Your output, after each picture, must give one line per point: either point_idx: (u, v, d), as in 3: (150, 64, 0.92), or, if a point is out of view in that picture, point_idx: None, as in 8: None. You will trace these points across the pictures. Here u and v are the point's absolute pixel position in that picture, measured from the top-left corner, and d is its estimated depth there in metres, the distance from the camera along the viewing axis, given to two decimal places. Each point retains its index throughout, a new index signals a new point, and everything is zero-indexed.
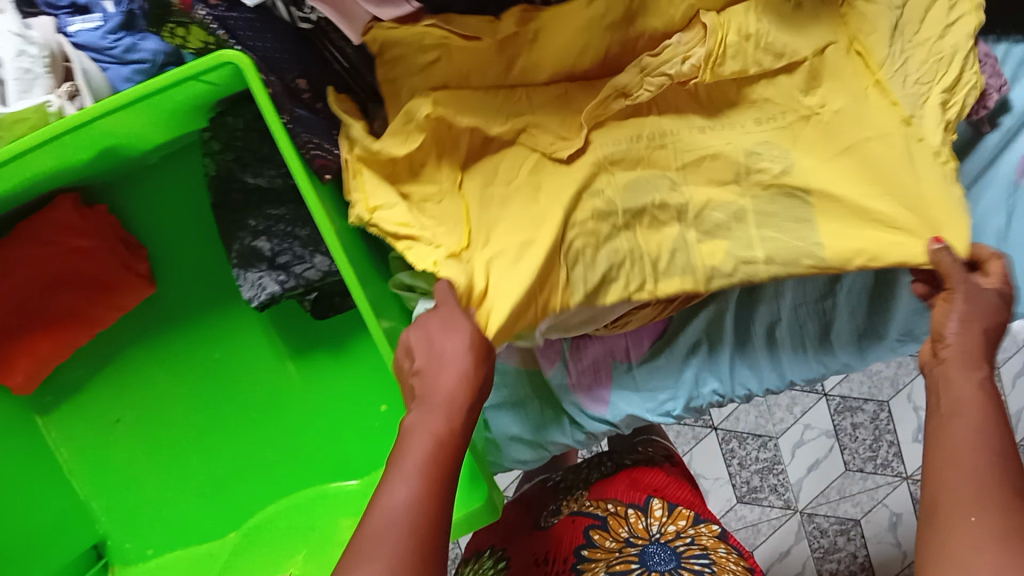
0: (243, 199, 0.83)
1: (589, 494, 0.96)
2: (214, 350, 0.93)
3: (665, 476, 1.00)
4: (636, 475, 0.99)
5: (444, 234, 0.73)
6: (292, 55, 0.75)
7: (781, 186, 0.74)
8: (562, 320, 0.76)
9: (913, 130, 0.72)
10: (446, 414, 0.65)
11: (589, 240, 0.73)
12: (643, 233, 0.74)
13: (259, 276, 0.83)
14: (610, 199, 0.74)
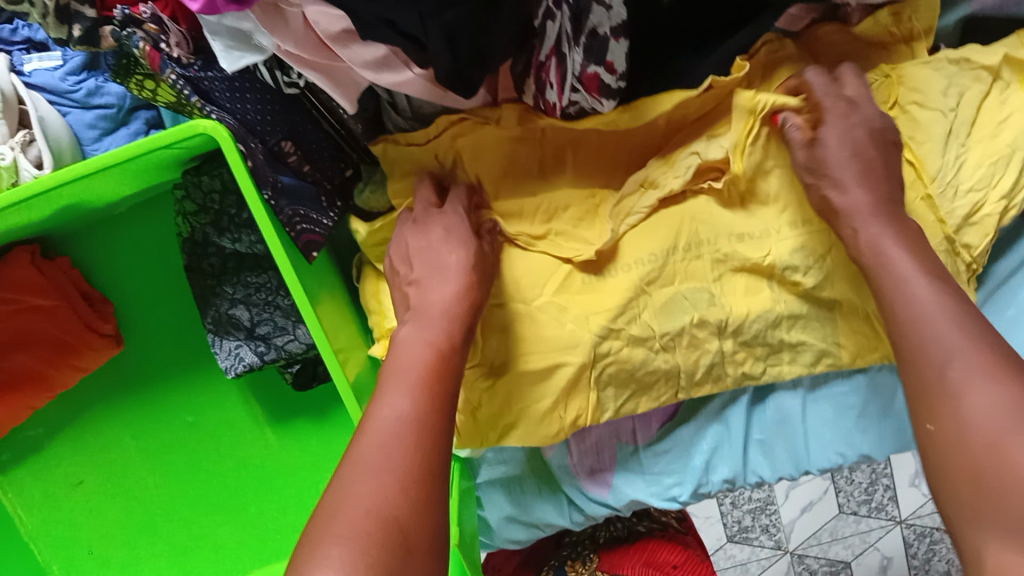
0: (219, 264, 0.75)
1: (601, 564, 0.99)
2: (185, 412, 0.86)
3: (681, 545, 1.01)
4: (651, 546, 1.01)
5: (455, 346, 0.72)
6: (277, 118, 0.67)
7: (816, 296, 0.74)
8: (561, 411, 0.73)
9: (952, 239, 0.71)
10: (434, 321, 0.63)
11: (625, 339, 0.72)
12: (682, 352, 0.74)
13: (236, 346, 0.77)
14: (645, 324, 0.73)
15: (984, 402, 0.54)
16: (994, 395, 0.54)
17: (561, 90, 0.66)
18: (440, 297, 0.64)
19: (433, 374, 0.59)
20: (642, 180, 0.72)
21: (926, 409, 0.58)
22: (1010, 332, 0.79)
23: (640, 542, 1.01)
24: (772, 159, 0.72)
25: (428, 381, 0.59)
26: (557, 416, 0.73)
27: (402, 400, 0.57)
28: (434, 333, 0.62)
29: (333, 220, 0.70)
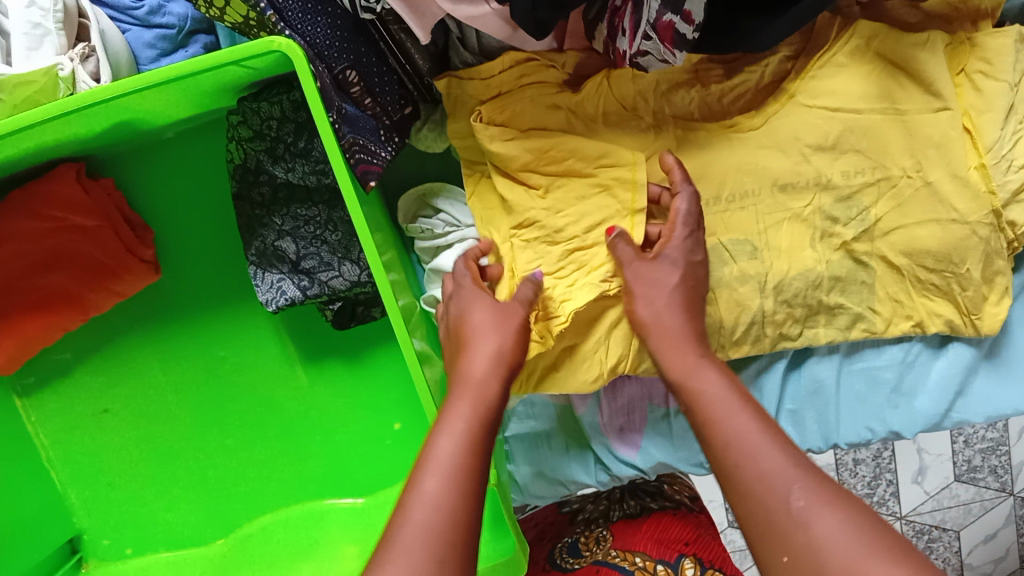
0: (269, 194, 0.75)
1: (613, 542, 0.98)
2: (217, 346, 0.84)
3: (692, 524, 0.99)
4: (662, 522, 0.99)
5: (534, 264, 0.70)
6: (345, 44, 0.66)
7: (852, 251, 0.75)
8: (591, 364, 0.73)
9: (996, 210, 0.73)
10: (480, 398, 0.61)
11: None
12: (723, 307, 0.75)
13: (279, 279, 0.76)
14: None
15: (832, 530, 0.48)
16: (838, 525, 0.48)
17: (633, 36, 0.66)
18: (480, 369, 0.64)
19: (471, 450, 0.57)
20: (729, 126, 0.74)
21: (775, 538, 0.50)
22: None
23: (653, 517, 1.00)
24: (830, 121, 0.72)
25: (463, 468, 0.55)
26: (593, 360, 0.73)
27: (433, 481, 0.54)
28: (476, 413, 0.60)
29: (390, 154, 0.70)
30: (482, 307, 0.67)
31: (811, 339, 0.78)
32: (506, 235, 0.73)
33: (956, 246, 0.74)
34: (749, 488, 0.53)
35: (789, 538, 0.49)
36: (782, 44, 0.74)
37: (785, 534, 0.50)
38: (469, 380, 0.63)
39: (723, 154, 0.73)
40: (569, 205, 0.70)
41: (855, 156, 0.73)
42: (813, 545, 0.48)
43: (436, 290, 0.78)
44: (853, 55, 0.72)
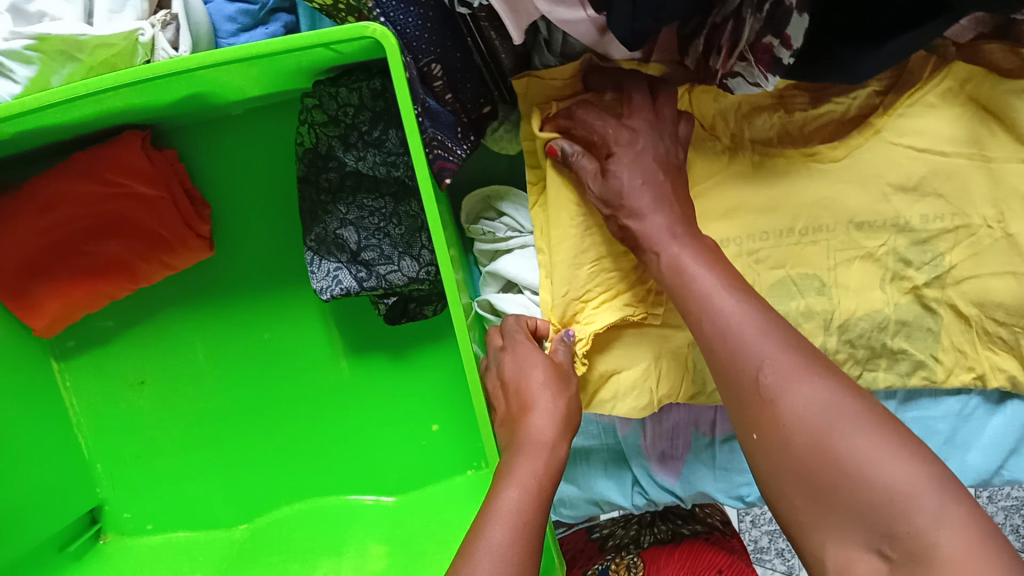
0: (336, 180, 0.73)
1: (644, 570, 0.97)
2: (263, 329, 0.83)
3: (727, 551, 0.98)
4: (694, 549, 0.98)
5: (562, 285, 0.71)
6: (435, 38, 0.66)
7: (921, 296, 0.74)
8: (629, 386, 0.73)
9: None
10: (542, 458, 0.63)
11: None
12: None
13: (336, 268, 0.75)
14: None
15: (807, 400, 0.53)
16: (814, 394, 0.53)
17: (727, 54, 0.65)
18: (548, 431, 0.65)
19: (535, 505, 0.59)
20: (809, 154, 0.71)
21: (818, 466, 0.51)
22: None
23: (684, 544, 0.99)
24: (914, 159, 0.71)
25: (525, 519, 0.58)
26: (641, 381, 0.73)
27: (498, 533, 0.56)
28: (539, 467, 0.62)
29: (465, 153, 0.69)
30: (539, 367, 0.68)
31: (869, 381, 0.77)
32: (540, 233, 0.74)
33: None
34: (731, 361, 0.58)
35: (761, 420, 0.55)
36: (873, 79, 0.72)
37: (762, 412, 0.55)
38: (534, 441, 0.64)
39: (802, 184, 0.72)
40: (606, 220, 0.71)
41: (936, 200, 0.71)
42: (869, 462, 0.49)
43: (492, 293, 0.77)
44: (944, 97, 0.70)
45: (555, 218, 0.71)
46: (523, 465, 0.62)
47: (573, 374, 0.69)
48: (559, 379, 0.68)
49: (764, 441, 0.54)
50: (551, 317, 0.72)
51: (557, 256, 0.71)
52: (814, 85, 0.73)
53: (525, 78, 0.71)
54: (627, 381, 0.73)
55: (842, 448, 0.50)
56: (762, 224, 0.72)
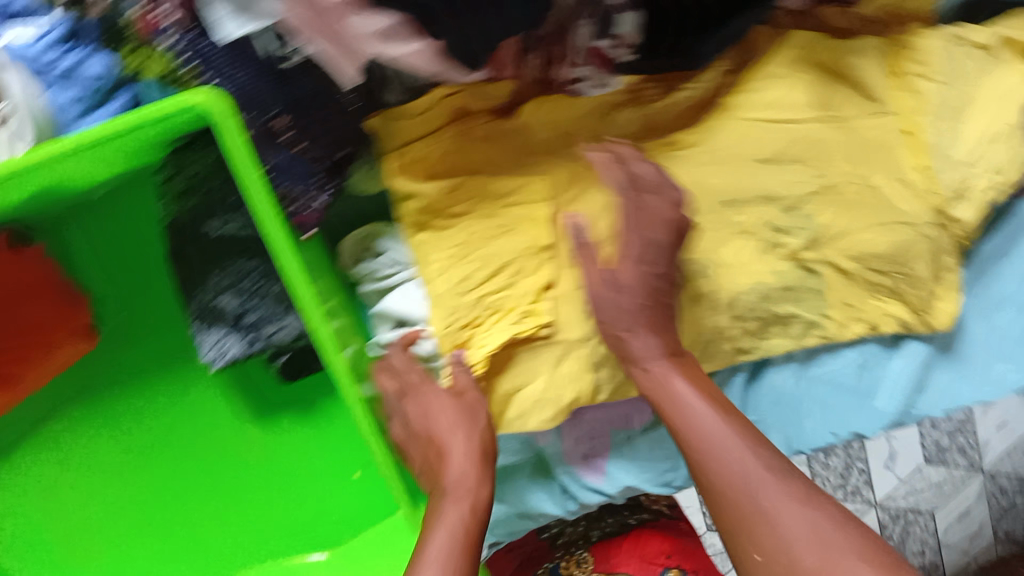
0: (205, 248, 0.71)
1: (595, 563, 0.98)
2: (166, 409, 0.82)
3: (675, 534, 1.01)
4: (643, 536, 1.00)
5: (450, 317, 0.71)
6: (273, 91, 0.63)
7: (802, 261, 0.75)
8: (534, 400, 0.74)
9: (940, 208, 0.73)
10: (466, 501, 0.71)
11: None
12: (676, 329, 0.75)
13: (221, 336, 0.73)
14: (637, 298, 0.73)
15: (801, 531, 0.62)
16: (804, 524, 0.62)
17: (571, 63, 0.66)
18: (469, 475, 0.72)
19: (461, 549, 0.67)
20: (669, 144, 0.73)
21: (751, 541, 0.63)
22: (996, 310, 0.81)
23: (632, 534, 1.00)
24: (768, 132, 0.72)
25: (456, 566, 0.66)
26: (545, 394, 0.74)
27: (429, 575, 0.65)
28: (466, 515, 0.70)
29: (326, 199, 0.69)
30: (444, 411, 0.73)
31: (767, 349, 0.79)
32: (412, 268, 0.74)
33: (903, 254, 0.74)
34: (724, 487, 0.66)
35: (761, 536, 0.63)
36: (718, 58, 0.72)
37: (760, 529, 0.63)
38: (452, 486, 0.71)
39: (665, 173, 0.73)
40: (478, 246, 0.70)
41: (799, 167, 0.73)
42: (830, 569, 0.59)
43: (385, 333, 0.77)
44: (794, 64, 0.71)
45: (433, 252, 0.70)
46: (439, 534, 0.68)
47: (479, 407, 0.73)
48: (467, 419, 0.73)
49: (768, 556, 0.62)
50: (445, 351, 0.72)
51: (438, 290, 0.71)
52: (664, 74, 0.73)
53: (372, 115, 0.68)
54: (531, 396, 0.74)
55: (810, 562, 0.60)
56: (634, 220, 0.73)
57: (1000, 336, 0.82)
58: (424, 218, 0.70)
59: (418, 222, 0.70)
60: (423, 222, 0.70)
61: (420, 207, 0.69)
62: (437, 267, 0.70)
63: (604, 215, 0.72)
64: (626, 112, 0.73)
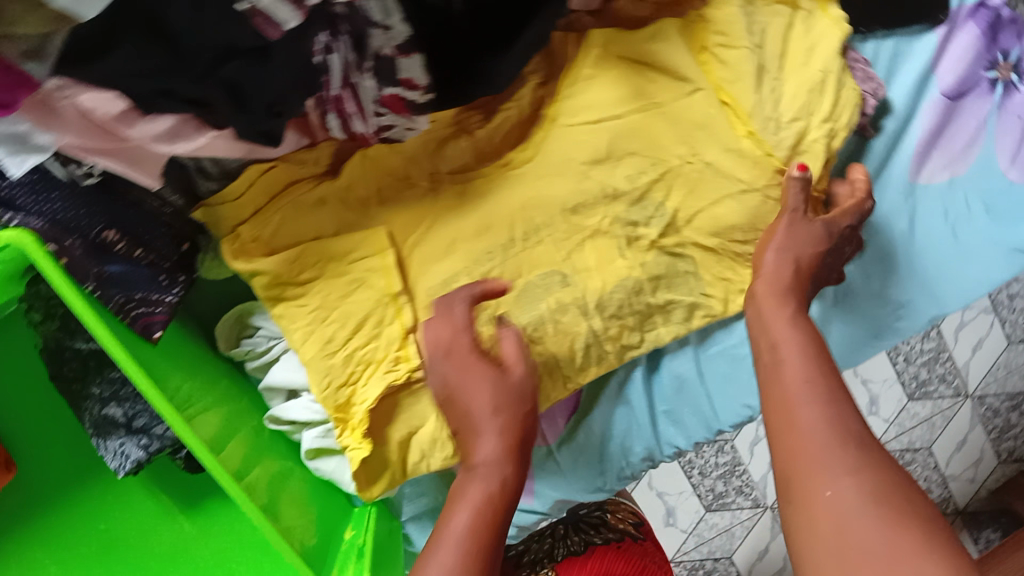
0: (79, 366, 0.74)
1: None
2: (99, 521, 0.82)
3: (637, 557, 1.01)
4: (607, 557, 0.99)
5: (323, 377, 0.70)
6: (91, 209, 0.65)
7: (664, 247, 0.75)
8: (432, 441, 0.74)
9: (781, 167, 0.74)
10: (496, 479, 0.62)
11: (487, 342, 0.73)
12: (553, 337, 0.73)
13: (119, 444, 0.75)
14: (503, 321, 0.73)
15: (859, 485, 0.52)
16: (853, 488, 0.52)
17: (370, 113, 0.66)
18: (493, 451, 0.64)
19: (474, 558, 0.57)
20: (504, 165, 0.74)
21: (815, 477, 0.53)
22: (884, 242, 0.78)
23: (598, 553, 1.00)
24: (595, 133, 0.72)
25: (475, 542, 0.58)
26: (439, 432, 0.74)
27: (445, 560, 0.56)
28: (494, 489, 0.62)
29: (176, 295, 0.70)
30: (480, 385, 0.65)
31: (654, 338, 0.78)
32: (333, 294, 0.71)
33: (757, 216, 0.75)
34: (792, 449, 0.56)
35: (832, 478, 0.53)
36: (528, 74, 0.73)
37: (830, 472, 0.53)
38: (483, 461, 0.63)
39: (504, 192, 0.73)
40: (335, 306, 0.71)
41: (634, 158, 0.73)
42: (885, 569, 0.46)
43: (278, 405, 0.78)
44: (600, 63, 0.72)
45: (293, 320, 0.70)
46: (474, 487, 0.62)
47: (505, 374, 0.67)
48: (502, 381, 0.66)
49: (839, 500, 0.51)
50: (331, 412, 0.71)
51: (308, 355, 0.71)
52: (482, 101, 0.74)
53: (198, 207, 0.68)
54: (428, 438, 0.74)
55: (860, 525, 0.50)
56: (484, 246, 0.73)
57: (892, 269, 0.78)
58: (275, 292, 0.70)
59: (272, 297, 0.70)
60: (278, 296, 0.70)
61: (268, 282, 0.69)
62: (299, 335, 0.70)
63: (455, 248, 0.72)
64: (452, 145, 0.73)
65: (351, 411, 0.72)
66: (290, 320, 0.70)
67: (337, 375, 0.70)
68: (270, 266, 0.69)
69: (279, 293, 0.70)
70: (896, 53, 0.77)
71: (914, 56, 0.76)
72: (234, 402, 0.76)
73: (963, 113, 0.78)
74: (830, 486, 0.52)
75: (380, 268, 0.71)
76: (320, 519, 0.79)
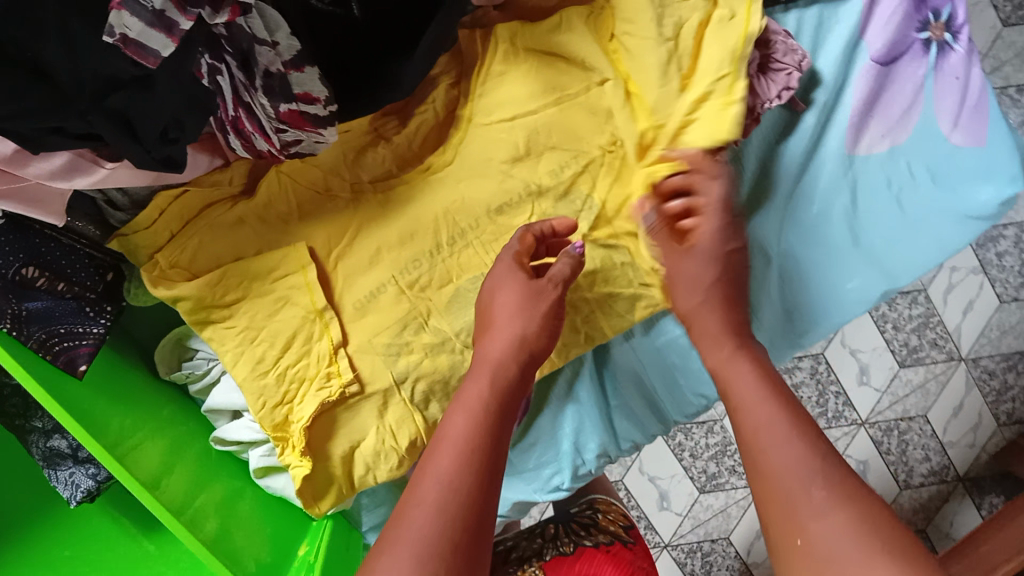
0: (21, 403, 0.74)
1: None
2: (62, 546, 0.82)
3: (625, 562, 0.96)
4: (594, 559, 0.95)
5: (258, 395, 0.69)
6: (10, 247, 0.66)
7: (597, 240, 0.74)
8: (376, 454, 0.73)
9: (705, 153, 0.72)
10: (489, 376, 0.62)
11: (421, 351, 0.71)
12: None
13: (70, 474, 0.76)
14: (436, 329, 0.72)
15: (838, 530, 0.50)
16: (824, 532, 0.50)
17: (274, 130, 0.65)
18: (498, 351, 0.64)
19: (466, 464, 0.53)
20: (425, 170, 0.72)
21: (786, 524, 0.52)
22: (823, 224, 0.76)
23: (585, 554, 0.97)
24: (512, 132, 0.71)
25: (472, 446, 0.55)
26: (384, 444, 0.73)
27: (427, 491, 0.52)
28: (485, 387, 0.60)
29: (103, 327, 0.70)
30: (509, 293, 0.67)
31: (595, 334, 0.76)
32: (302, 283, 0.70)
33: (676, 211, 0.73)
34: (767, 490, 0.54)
35: (805, 523, 0.51)
36: (439, 75, 0.72)
37: (800, 517, 0.52)
38: (488, 359, 0.63)
39: (425, 194, 0.72)
40: (262, 326, 0.70)
41: (557, 151, 0.72)
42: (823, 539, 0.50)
43: (223, 426, 0.77)
44: (508, 59, 0.70)
45: (222, 342, 0.70)
46: (473, 389, 0.61)
47: (547, 289, 0.67)
48: (532, 301, 0.67)
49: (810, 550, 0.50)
50: (272, 430, 0.70)
51: (240, 376, 0.70)
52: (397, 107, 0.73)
53: (112, 238, 0.67)
54: (371, 452, 0.73)
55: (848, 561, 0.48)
56: (411, 253, 0.71)
57: (834, 250, 0.76)
58: (201, 315, 0.69)
59: (200, 321, 0.69)
60: (205, 319, 0.69)
61: (192, 306, 0.69)
62: (229, 358, 0.70)
63: (382, 256, 0.71)
64: (370, 154, 0.72)
65: (291, 431, 0.71)
66: (219, 343, 0.70)
67: (273, 393, 0.70)
68: (192, 291, 0.68)
69: (207, 316, 0.69)
70: (820, 22, 0.74)
71: (839, 24, 0.74)
72: (178, 427, 0.76)
73: (897, 78, 0.75)
74: (807, 533, 0.51)
75: (305, 283, 0.70)
76: (275, 538, 0.79)
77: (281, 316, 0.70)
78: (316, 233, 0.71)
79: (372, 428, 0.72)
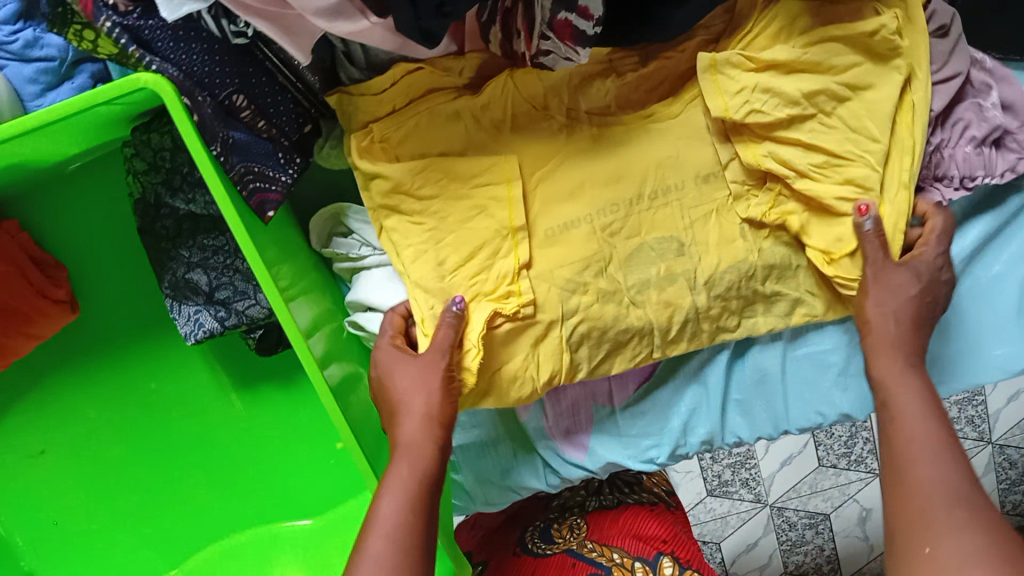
0: (173, 227, 0.72)
1: (589, 534, 0.96)
2: (148, 378, 0.83)
3: (669, 522, 0.99)
4: (639, 516, 0.98)
5: (423, 295, 0.68)
6: (228, 70, 0.62)
7: (785, 236, 0.72)
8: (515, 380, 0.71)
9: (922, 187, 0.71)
10: (417, 464, 0.65)
11: (593, 295, 0.70)
12: (654, 308, 0.72)
13: (195, 312, 0.73)
14: (611, 278, 0.71)
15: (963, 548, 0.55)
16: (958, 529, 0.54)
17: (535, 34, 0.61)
18: (416, 435, 0.65)
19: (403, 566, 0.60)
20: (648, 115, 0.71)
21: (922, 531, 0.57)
22: (995, 291, 0.77)
23: (629, 511, 0.99)
24: None
25: (406, 536, 0.61)
26: (529, 376, 0.71)
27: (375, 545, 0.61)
28: (413, 479, 0.64)
29: (291, 178, 0.66)
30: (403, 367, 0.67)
31: (750, 327, 0.75)
32: (511, 181, 0.68)
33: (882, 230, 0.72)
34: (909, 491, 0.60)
35: (938, 536, 0.56)
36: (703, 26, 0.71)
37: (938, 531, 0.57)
38: (406, 444, 0.65)
39: (638, 144, 0.70)
40: (450, 230, 0.68)
41: None
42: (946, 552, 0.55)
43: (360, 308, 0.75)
44: (776, 37, 0.68)
45: (402, 227, 0.68)
46: (400, 470, 0.64)
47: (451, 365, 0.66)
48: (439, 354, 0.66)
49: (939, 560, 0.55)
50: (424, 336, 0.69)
51: (413, 269, 0.68)
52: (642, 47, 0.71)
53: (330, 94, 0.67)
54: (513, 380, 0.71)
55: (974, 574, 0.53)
56: (610, 196, 0.70)
57: (997, 315, 0.77)
58: (395, 197, 0.67)
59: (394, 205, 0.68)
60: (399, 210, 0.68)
61: (389, 187, 0.67)
62: (408, 250, 0.68)
63: (581, 190, 0.70)
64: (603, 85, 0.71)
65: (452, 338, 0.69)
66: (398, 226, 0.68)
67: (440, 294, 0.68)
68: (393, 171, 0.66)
69: (400, 199, 0.67)
70: None
71: None
72: (320, 294, 0.74)
73: None
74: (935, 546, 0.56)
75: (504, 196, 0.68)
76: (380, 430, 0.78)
77: (469, 224, 0.68)
78: (528, 148, 0.70)
79: (522, 359, 0.70)
